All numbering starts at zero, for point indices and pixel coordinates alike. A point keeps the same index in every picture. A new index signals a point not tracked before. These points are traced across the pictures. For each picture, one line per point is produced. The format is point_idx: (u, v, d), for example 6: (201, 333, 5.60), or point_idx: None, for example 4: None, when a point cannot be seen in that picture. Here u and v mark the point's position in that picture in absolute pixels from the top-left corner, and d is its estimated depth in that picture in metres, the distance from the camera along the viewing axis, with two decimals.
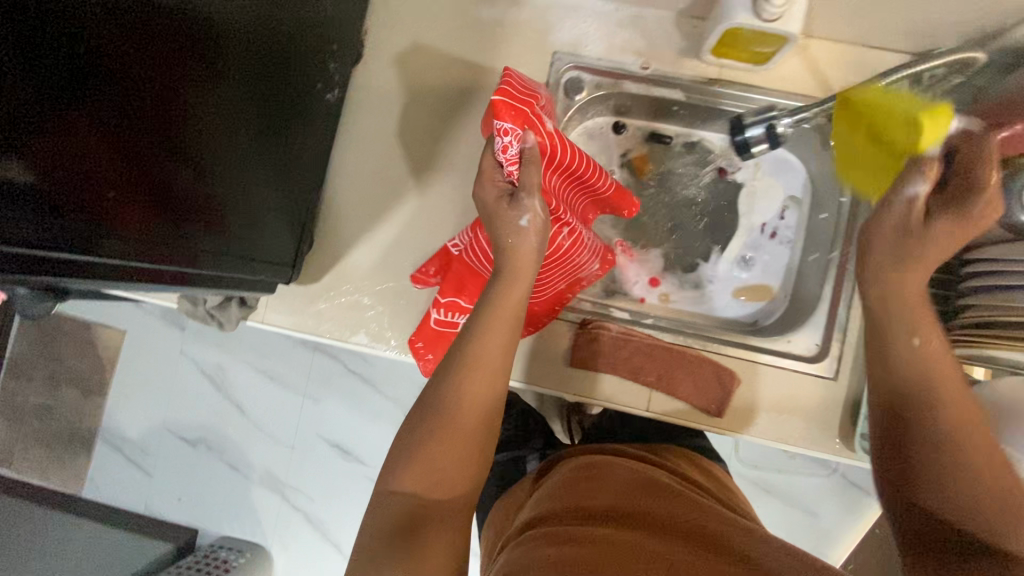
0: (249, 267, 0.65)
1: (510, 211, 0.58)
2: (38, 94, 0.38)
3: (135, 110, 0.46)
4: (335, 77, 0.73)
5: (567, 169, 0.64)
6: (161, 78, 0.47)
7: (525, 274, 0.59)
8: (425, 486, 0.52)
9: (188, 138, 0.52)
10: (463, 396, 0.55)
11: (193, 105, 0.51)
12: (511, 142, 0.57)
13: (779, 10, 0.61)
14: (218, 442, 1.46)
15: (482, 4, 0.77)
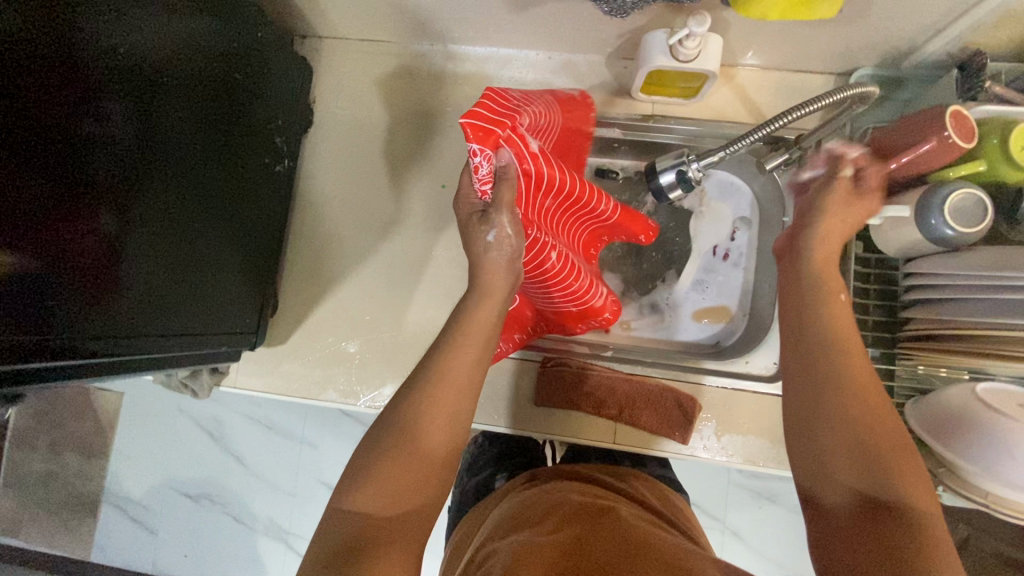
0: (216, 335, 0.69)
1: (479, 226, 0.56)
2: None
3: (79, 206, 0.50)
4: (284, 149, 0.77)
5: (552, 187, 0.59)
6: (98, 172, 0.51)
7: (495, 292, 0.57)
8: (383, 504, 0.47)
9: (138, 223, 0.56)
10: (426, 409, 0.51)
11: (136, 192, 0.55)
12: (481, 162, 0.53)
13: (693, 53, 0.63)
14: (220, 495, 1.46)
15: (423, 65, 0.81)
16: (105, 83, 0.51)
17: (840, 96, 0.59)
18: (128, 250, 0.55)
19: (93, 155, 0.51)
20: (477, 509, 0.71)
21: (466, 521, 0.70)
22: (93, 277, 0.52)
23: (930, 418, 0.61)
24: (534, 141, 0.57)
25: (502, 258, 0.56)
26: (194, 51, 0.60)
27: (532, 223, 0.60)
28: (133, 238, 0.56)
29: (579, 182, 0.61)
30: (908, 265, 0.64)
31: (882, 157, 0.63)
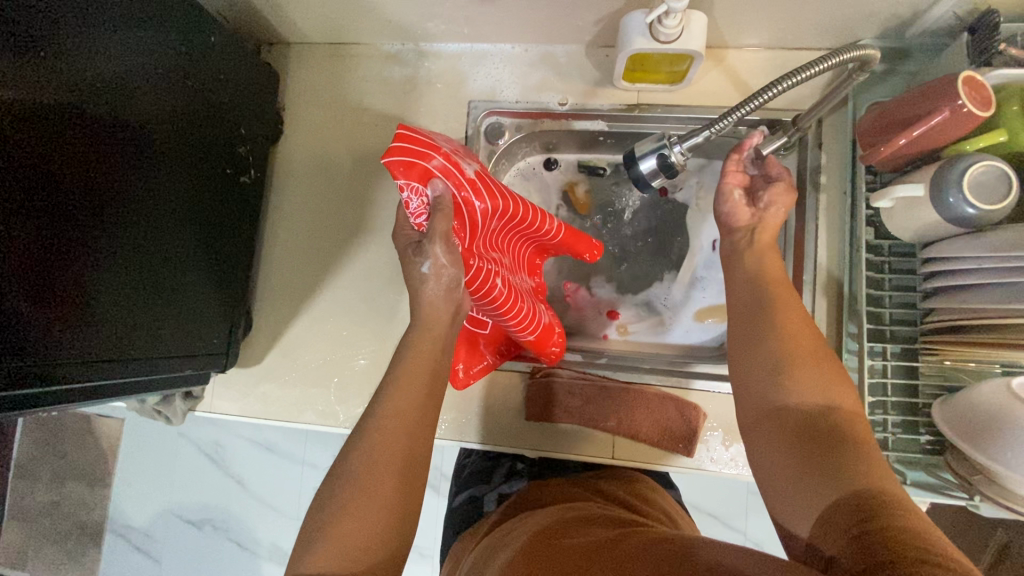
0: (184, 359, 0.65)
1: (412, 258, 0.55)
2: None
3: (25, 231, 0.46)
4: (249, 159, 0.74)
5: (491, 212, 0.57)
6: (45, 194, 0.48)
7: (441, 317, 0.55)
8: (342, 563, 0.42)
9: (95, 247, 0.52)
10: (376, 453, 0.46)
11: (91, 214, 0.52)
12: (411, 198, 0.53)
13: (675, 32, 0.59)
14: (223, 520, 1.41)
15: (395, 66, 0.77)
16: (50, 99, 0.47)
17: (836, 60, 0.53)
18: (83, 276, 0.51)
19: (38, 176, 0.47)
20: (464, 539, 0.67)
21: (453, 553, 0.65)
22: (45, 307, 0.48)
23: (961, 419, 0.55)
24: (470, 167, 0.56)
25: (439, 291, 0.55)
26: (148, 62, 0.57)
27: (472, 249, 0.58)
28: (90, 263, 0.52)
29: (520, 204, 0.60)
30: (926, 250, 0.58)
31: (888, 133, 0.57)
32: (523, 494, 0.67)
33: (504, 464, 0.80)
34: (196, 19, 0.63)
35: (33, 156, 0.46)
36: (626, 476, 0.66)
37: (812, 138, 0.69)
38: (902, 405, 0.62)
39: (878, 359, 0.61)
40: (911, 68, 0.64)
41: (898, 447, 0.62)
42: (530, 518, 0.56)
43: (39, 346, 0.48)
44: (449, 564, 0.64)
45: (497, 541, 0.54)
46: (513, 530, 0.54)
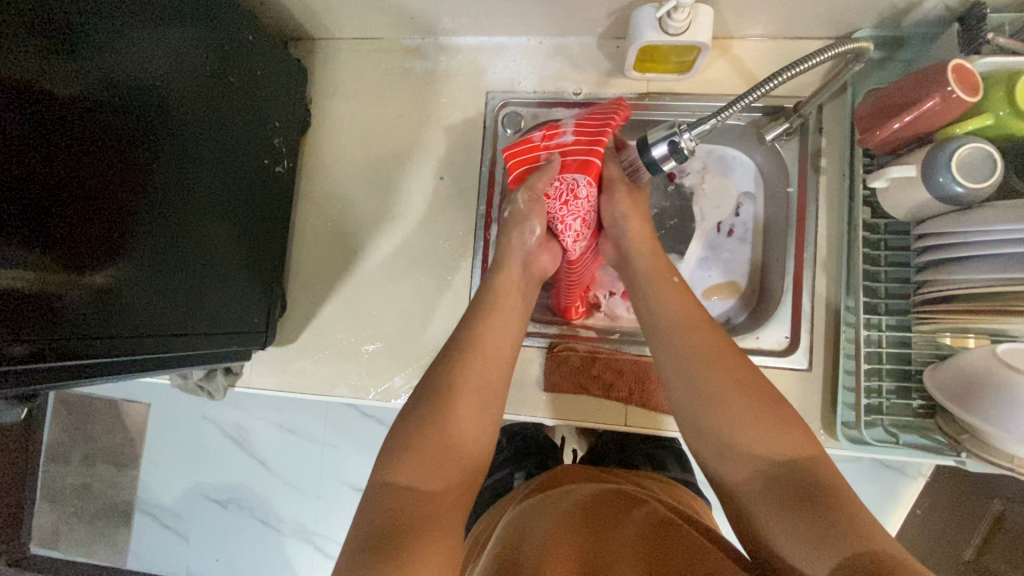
0: (229, 336, 0.70)
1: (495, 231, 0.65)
2: (18, 215, 0.45)
3: (82, 215, 0.51)
4: (283, 150, 0.79)
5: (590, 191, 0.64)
6: (100, 181, 0.52)
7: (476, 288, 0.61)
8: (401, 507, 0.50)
9: (140, 231, 0.57)
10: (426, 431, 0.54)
11: (137, 199, 0.56)
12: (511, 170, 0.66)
13: (682, 25, 0.63)
14: (249, 499, 1.42)
15: (416, 59, 0.81)
16: (101, 94, 0.52)
17: (833, 52, 0.57)
18: (133, 257, 0.56)
19: (93, 164, 0.51)
20: (490, 512, 0.72)
21: (480, 523, 0.70)
22: (101, 285, 0.53)
23: (949, 383, 0.59)
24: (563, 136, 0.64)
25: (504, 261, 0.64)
26: (186, 59, 0.61)
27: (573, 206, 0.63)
28: (138, 245, 0.56)
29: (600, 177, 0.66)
30: (920, 226, 0.62)
31: (884, 118, 0.61)
32: (548, 474, 0.73)
33: (535, 458, 0.87)
34: (229, 18, 0.67)
35: (88, 145, 0.51)
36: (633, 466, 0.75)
37: (813, 122, 0.72)
38: (896, 373, 0.66)
39: (874, 331, 0.65)
40: (908, 56, 0.68)
41: (892, 411, 0.66)
42: (557, 501, 0.60)
43: (96, 321, 0.53)
44: (478, 528, 0.69)
45: (526, 516, 0.58)
46: (541, 508, 0.59)
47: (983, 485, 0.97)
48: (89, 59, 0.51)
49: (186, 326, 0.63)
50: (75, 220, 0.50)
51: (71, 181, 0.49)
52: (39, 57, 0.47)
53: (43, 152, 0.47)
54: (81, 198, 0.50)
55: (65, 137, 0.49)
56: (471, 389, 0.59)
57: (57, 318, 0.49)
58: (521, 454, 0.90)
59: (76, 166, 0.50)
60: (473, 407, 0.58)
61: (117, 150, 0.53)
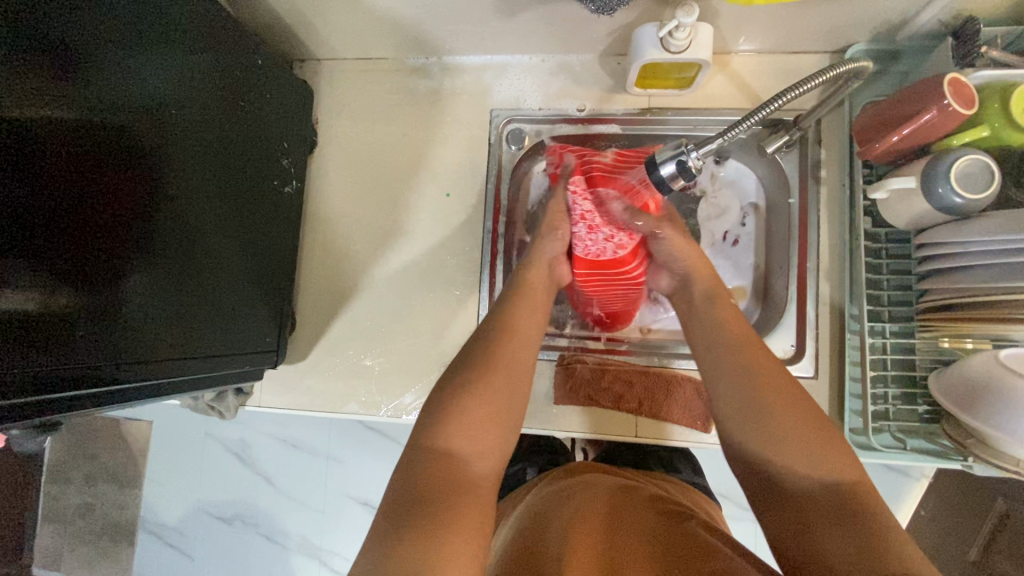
0: (240, 357, 0.71)
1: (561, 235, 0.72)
2: (35, 245, 0.46)
3: (95, 239, 0.51)
4: (291, 170, 0.80)
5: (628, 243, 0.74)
6: (112, 205, 0.53)
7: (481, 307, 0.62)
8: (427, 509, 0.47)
9: (150, 253, 0.57)
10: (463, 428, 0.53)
11: (148, 223, 0.57)
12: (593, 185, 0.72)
13: (684, 43, 0.64)
14: (253, 515, 1.41)
15: (420, 78, 0.83)
16: (115, 120, 0.53)
17: (834, 71, 0.58)
18: (144, 280, 0.56)
19: (106, 190, 0.52)
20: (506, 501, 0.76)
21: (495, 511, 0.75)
22: (112, 308, 0.53)
23: (954, 389, 0.60)
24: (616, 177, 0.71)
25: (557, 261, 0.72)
26: (198, 85, 0.62)
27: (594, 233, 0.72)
28: (148, 268, 0.57)
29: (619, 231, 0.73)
30: (920, 236, 0.63)
31: (882, 131, 0.62)
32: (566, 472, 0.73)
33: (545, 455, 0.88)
34: (240, 45, 0.69)
35: (102, 171, 0.52)
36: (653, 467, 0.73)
37: (812, 135, 0.74)
38: (902, 379, 0.67)
39: (879, 338, 0.67)
40: (903, 68, 0.69)
41: (899, 417, 0.67)
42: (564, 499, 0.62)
43: (108, 344, 0.53)
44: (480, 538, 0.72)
45: (532, 520, 0.60)
46: (546, 508, 0.61)
47: (986, 487, 0.98)
48: (104, 87, 0.52)
49: (198, 349, 0.64)
50: (91, 247, 0.51)
51: (85, 206, 0.50)
52: (53, 86, 0.47)
53: (59, 180, 0.48)
54: (96, 227, 0.51)
55: (79, 163, 0.50)
56: (507, 383, 0.57)
57: (73, 346, 0.50)
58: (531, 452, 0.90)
59: (93, 195, 0.51)
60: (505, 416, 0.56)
61: (131, 178, 0.55)
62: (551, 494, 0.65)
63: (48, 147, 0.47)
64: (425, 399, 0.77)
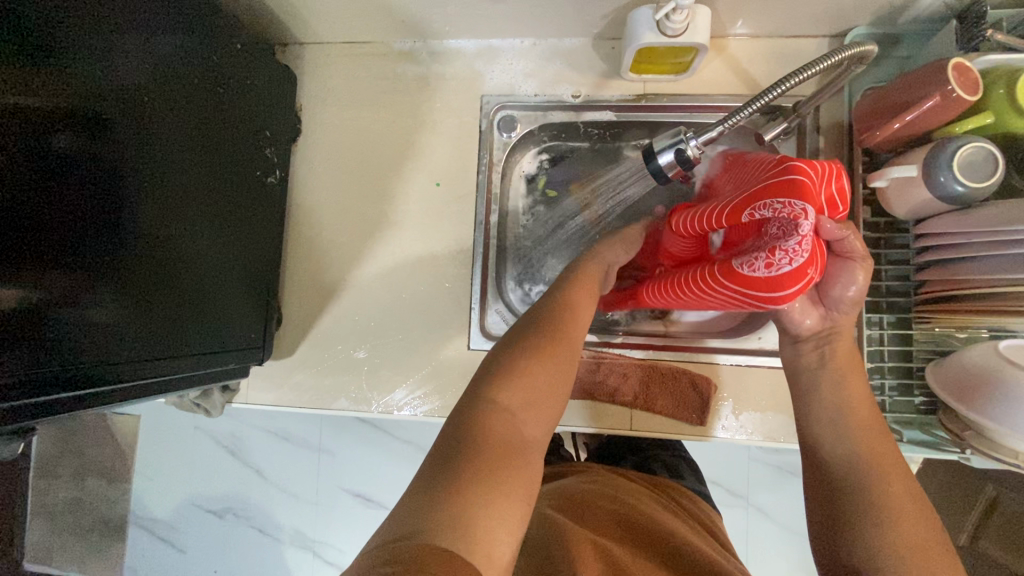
0: (222, 356, 0.68)
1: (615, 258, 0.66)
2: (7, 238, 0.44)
3: (66, 234, 0.48)
4: (274, 160, 0.77)
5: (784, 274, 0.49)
6: (82, 195, 0.50)
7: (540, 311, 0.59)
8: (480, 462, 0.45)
9: (126, 249, 0.54)
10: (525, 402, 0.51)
11: (122, 217, 0.54)
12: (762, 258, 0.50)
13: (682, 25, 0.62)
14: (245, 509, 1.39)
15: (408, 63, 0.80)
16: (82, 105, 0.49)
17: (838, 58, 0.56)
18: (118, 277, 0.53)
19: (73, 180, 0.49)
20: None
21: None
22: (83, 306, 0.50)
23: (951, 380, 0.59)
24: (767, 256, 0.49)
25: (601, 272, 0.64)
26: (174, 71, 0.59)
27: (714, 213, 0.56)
28: (126, 262, 0.54)
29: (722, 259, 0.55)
30: (919, 226, 0.62)
31: (883, 118, 0.61)
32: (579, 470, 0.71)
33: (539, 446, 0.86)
34: (222, 31, 0.66)
35: (72, 162, 0.49)
36: (651, 476, 0.73)
37: (811, 123, 0.72)
38: (898, 371, 0.67)
39: (875, 329, 0.66)
40: (904, 52, 0.67)
41: (895, 408, 0.66)
42: (583, 503, 0.61)
43: (81, 345, 0.50)
44: None
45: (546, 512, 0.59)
46: (561, 507, 0.60)
47: (975, 472, 0.98)
48: (72, 72, 0.49)
49: (178, 347, 0.61)
50: (65, 240, 0.48)
51: (54, 199, 0.47)
52: (15, 69, 0.44)
53: (24, 170, 0.45)
54: (70, 218, 0.49)
55: (46, 153, 0.46)
56: (547, 385, 0.53)
57: (45, 345, 0.47)
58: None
59: (66, 184, 0.48)
60: (557, 394, 0.54)
61: (106, 166, 0.52)
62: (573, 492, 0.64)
63: (14, 135, 0.44)
64: (417, 395, 0.76)
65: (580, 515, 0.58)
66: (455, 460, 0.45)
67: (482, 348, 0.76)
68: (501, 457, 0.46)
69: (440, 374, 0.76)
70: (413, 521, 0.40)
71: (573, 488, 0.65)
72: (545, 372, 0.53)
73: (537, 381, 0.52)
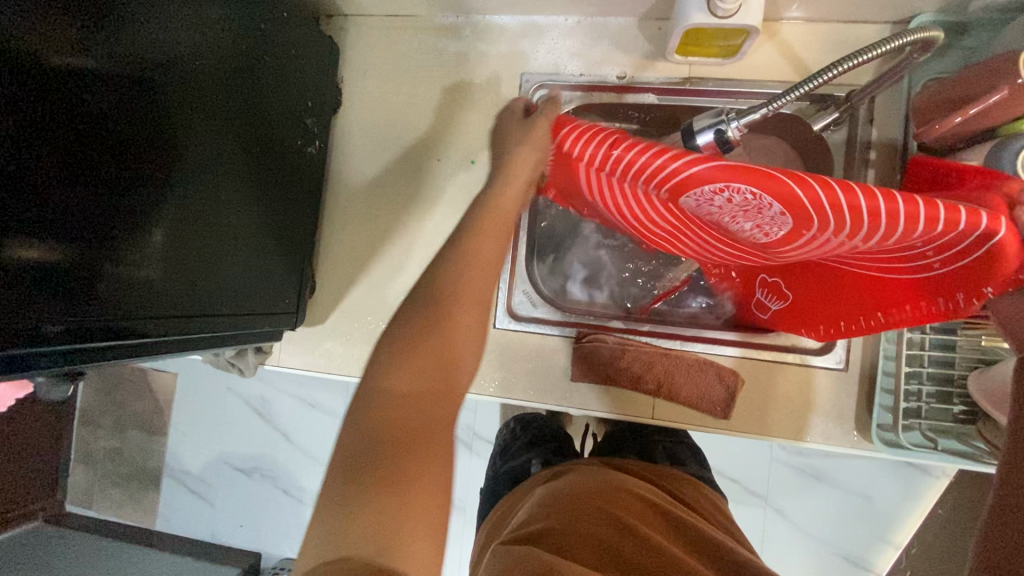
0: (258, 321, 0.70)
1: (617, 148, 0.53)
2: (55, 193, 0.46)
3: (109, 190, 0.50)
4: (314, 130, 0.78)
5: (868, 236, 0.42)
6: (128, 156, 0.52)
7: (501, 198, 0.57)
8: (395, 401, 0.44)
9: (168, 207, 0.56)
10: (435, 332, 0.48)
11: (163, 177, 0.55)
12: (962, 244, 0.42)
13: (734, 6, 0.60)
14: (271, 470, 1.42)
15: (450, 39, 0.79)
16: (133, 69, 0.51)
17: (900, 41, 0.52)
18: (157, 236, 0.55)
19: (121, 138, 0.51)
20: (511, 493, 0.75)
21: (501, 503, 0.74)
22: (128, 265, 0.53)
23: (994, 390, 0.57)
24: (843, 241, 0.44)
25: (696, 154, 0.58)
26: (222, 37, 0.60)
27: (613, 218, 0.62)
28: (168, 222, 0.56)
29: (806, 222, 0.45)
30: None
31: (944, 111, 0.58)
32: (584, 463, 0.72)
33: (548, 441, 0.88)
34: (285, 11, 0.70)
35: (141, 130, 0.53)
36: (666, 471, 0.73)
37: (863, 113, 0.70)
38: (938, 377, 0.64)
39: (916, 332, 0.63)
40: (971, 44, 0.64)
41: (931, 416, 0.64)
42: (575, 508, 0.57)
43: (126, 299, 0.52)
44: (493, 518, 0.72)
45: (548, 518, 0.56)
46: (552, 514, 0.57)
47: None
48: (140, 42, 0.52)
49: (216, 309, 0.63)
50: (109, 199, 0.50)
51: (125, 164, 0.51)
52: (76, 31, 0.47)
53: (61, 118, 0.46)
54: (117, 177, 0.51)
55: (87, 107, 0.48)
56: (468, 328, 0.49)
57: (94, 300, 0.49)
58: (535, 440, 0.90)
59: (113, 146, 0.50)
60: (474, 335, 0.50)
61: (150, 129, 0.53)
62: (558, 494, 0.61)
63: (56, 92, 0.45)
64: None
65: (574, 522, 0.54)
66: (357, 471, 0.40)
67: (508, 327, 0.76)
68: (407, 449, 0.42)
69: None
70: (337, 542, 0.37)
71: (572, 485, 0.63)
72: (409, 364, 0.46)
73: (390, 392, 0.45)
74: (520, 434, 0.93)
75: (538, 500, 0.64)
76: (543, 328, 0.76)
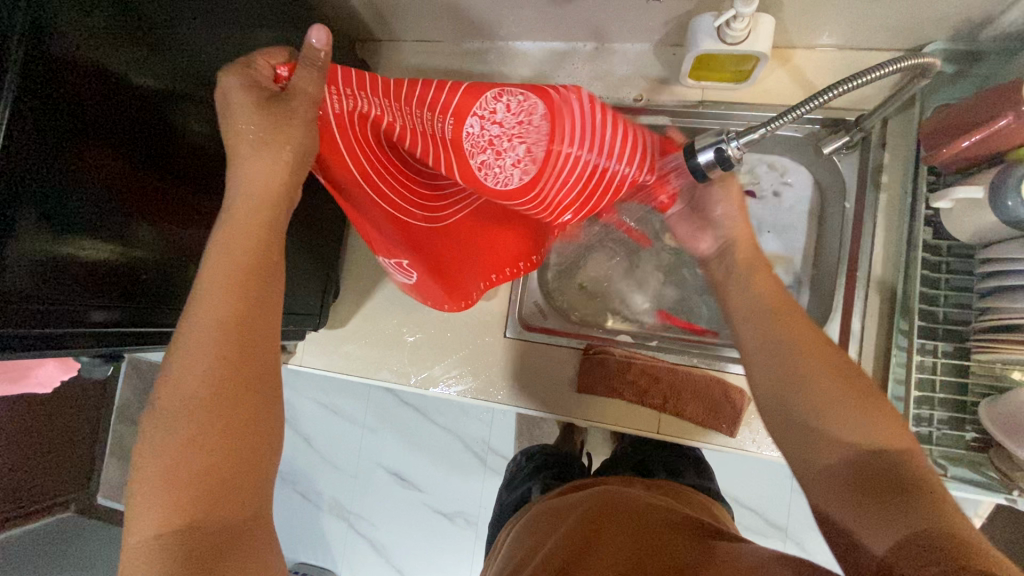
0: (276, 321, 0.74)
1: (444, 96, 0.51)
2: (104, 198, 0.50)
3: (148, 196, 0.55)
4: None
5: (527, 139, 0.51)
6: (168, 165, 0.56)
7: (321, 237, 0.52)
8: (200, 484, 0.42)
9: (195, 210, 0.60)
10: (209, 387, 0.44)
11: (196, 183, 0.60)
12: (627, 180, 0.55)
13: (743, 34, 0.63)
14: (290, 473, 1.46)
15: (475, 62, 0.84)
16: (181, 87, 0.56)
17: (893, 67, 0.53)
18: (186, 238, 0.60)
19: (164, 149, 0.55)
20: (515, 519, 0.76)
21: (506, 529, 0.74)
22: (159, 264, 0.57)
23: (1005, 417, 0.56)
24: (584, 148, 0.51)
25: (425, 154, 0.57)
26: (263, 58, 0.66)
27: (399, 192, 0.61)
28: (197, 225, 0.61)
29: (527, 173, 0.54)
30: (985, 251, 0.59)
31: (952, 136, 0.59)
32: (590, 480, 0.74)
33: (553, 466, 0.89)
34: None
35: (180, 141, 0.57)
36: (662, 485, 0.73)
37: (876, 137, 0.71)
38: (950, 403, 0.63)
39: (928, 357, 0.63)
40: (984, 71, 0.64)
41: (943, 442, 0.63)
42: (559, 520, 0.61)
43: (155, 294, 0.57)
44: (495, 549, 0.72)
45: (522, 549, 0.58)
46: (540, 533, 0.60)
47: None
48: (187, 63, 0.57)
49: None
50: (149, 203, 0.55)
51: (163, 172, 0.56)
52: (137, 53, 0.52)
53: (113, 128, 0.50)
54: (156, 184, 0.55)
55: (138, 121, 0.52)
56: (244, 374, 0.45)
57: (126, 293, 0.54)
58: (539, 467, 0.91)
59: (156, 155, 0.55)
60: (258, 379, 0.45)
61: (189, 140, 0.58)
62: (538, 519, 0.64)
63: (116, 108, 0.50)
64: (453, 374, 0.80)
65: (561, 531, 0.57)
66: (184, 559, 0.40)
67: (518, 336, 0.78)
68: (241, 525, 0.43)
69: (477, 357, 0.79)
70: None
71: (562, 503, 0.66)
72: (232, 414, 0.43)
73: (188, 477, 0.41)
74: (525, 465, 0.95)
75: (528, 520, 0.67)
76: (552, 339, 0.78)
